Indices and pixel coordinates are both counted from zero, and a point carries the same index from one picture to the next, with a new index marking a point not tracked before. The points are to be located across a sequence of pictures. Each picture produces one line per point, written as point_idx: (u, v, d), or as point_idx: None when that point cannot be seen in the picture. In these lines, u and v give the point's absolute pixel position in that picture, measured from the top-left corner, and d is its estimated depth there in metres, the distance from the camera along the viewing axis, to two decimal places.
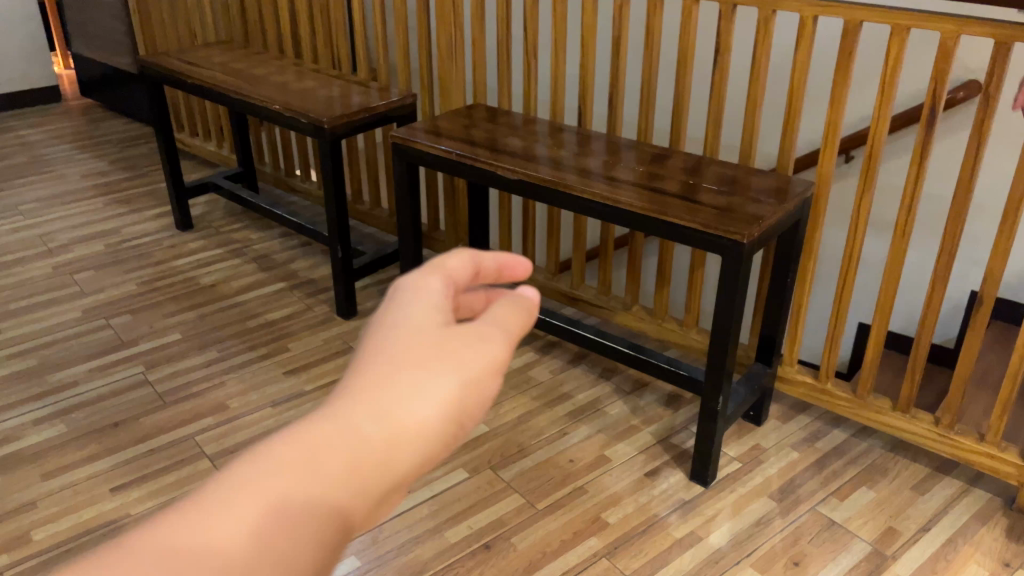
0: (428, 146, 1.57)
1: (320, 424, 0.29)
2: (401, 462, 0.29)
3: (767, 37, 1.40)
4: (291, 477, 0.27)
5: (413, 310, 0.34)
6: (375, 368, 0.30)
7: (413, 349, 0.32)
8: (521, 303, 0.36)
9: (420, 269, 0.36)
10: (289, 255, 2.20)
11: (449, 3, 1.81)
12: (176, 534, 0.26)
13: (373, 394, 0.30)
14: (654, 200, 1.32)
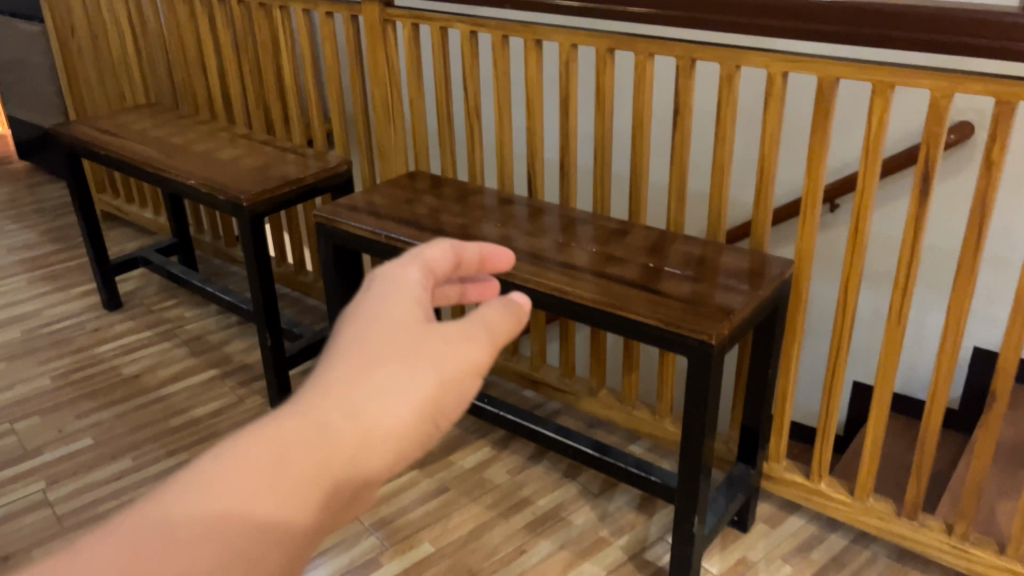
0: (355, 226, 1.38)
1: (317, 402, 0.37)
2: (387, 441, 0.38)
3: (731, 95, 1.23)
4: (296, 444, 0.35)
5: (399, 303, 0.44)
6: (360, 364, 0.39)
7: (404, 340, 0.41)
8: (502, 303, 0.48)
9: (412, 264, 0.47)
10: (224, 336, 2.00)
11: (384, 61, 1.65)
12: (213, 481, 0.33)
13: (365, 383, 0.39)
14: (608, 289, 1.14)
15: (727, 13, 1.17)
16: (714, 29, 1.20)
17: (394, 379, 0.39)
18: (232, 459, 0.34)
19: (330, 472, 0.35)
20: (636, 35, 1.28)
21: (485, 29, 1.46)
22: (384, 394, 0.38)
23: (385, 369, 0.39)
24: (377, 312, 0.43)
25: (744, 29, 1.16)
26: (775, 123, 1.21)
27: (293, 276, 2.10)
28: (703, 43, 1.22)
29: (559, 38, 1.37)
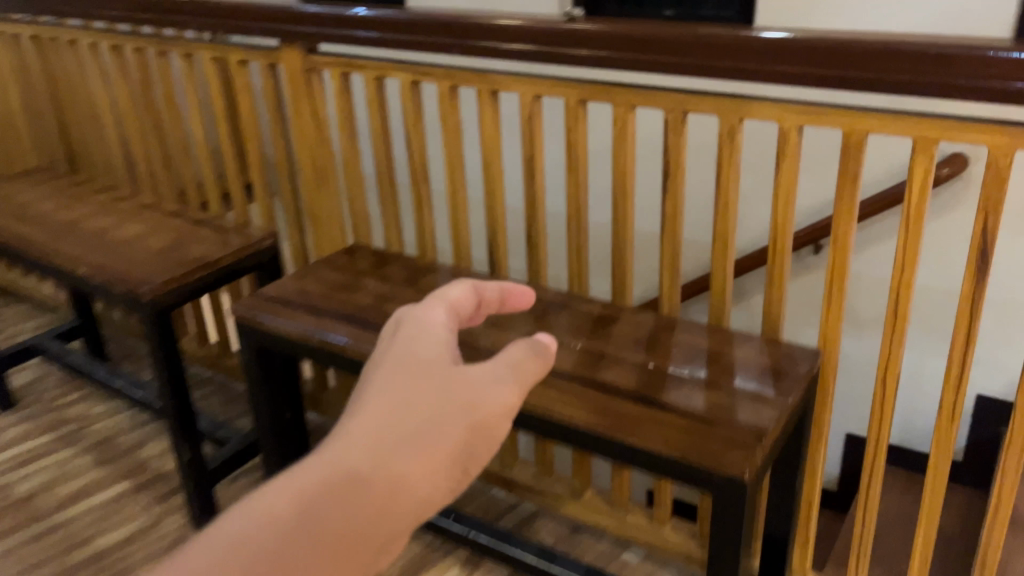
0: (283, 327, 1.13)
1: (366, 429, 0.40)
2: (430, 469, 0.39)
3: (734, 154, 1.02)
4: (349, 465, 0.38)
5: (431, 339, 0.47)
6: (402, 394, 0.42)
7: (436, 368, 0.44)
8: (518, 295, 0.67)
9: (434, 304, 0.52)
10: (138, 436, 1.72)
11: (310, 118, 1.41)
12: (274, 502, 0.36)
13: (409, 410, 0.41)
14: (604, 407, 0.91)
15: (725, 58, 0.96)
16: (710, 76, 0.99)
17: (426, 403, 0.42)
18: (291, 480, 0.37)
19: (371, 486, 0.38)
20: (614, 84, 1.07)
21: (428, 78, 1.23)
22: (421, 416, 0.41)
23: (417, 394, 0.42)
24: (415, 325, 0.49)
25: (747, 76, 0.95)
26: (790, 187, 1.00)
27: (218, 358, 1.84)
28: (698, 93, 1.01)
29: (519, 88, 1.15)
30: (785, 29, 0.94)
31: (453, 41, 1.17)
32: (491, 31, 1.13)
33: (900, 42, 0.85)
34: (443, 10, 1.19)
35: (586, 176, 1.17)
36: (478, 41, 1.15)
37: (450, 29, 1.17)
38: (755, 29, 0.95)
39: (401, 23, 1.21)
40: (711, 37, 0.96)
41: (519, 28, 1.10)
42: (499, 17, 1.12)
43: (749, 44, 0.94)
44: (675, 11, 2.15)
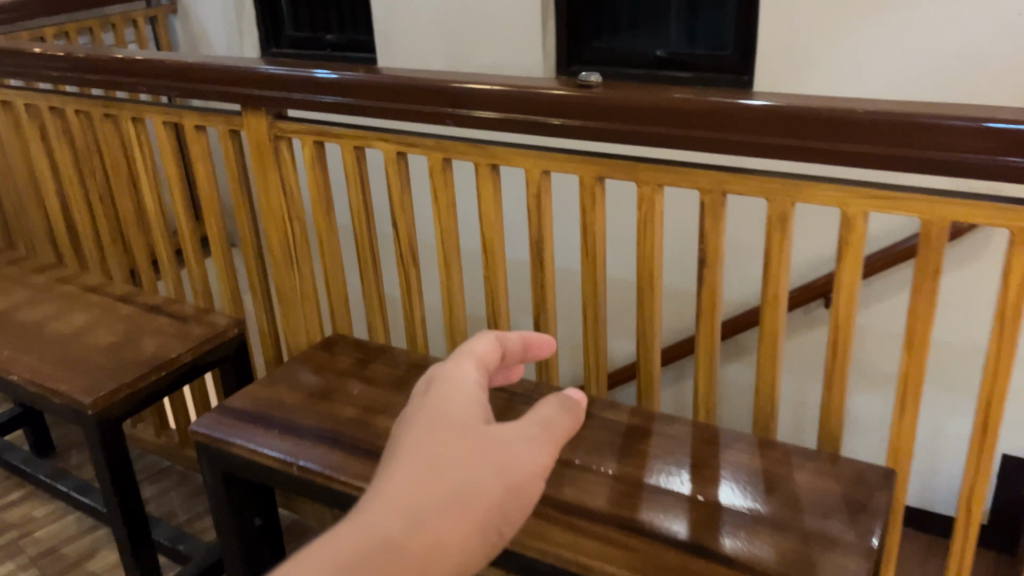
0: (255, 452, 0.95)
1: (401, 489, 0.41)
2: (464, 534, 0.40)
3: (784, 242, 0.88)
4: (382, 529, 0.39)
5: (465, 393, 0.48)
6: (436, 452, 0.43)
7: (471, 427, 0.45)
8: (546, 337, 0.73)
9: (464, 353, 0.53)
10: (87, 544, 1.52)
11: (278, 192, 1.24)
12: (310, 564, 0.37)
13: (444, 470, 0.42)
14: (657, 565, 0.75)
15: (781, 135, 0.83)
16: (755, 155, 0.86)
17: (461, 463, 0.42)
18: (329, 542, 0.38)
19: (403, 551, 0.38)
20: (639, 161, 0.93)
21: (420, 150, 1.08)
22: (457, 479, 0.42)
23: (451, 454, 0.43)
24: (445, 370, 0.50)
25: (808, 155, 0.83)
26: (853, 280, 0.86)
27: (177, 450, 1.65)
28: (738, 172, 0.87)
29: (525, 163, 1.01)
30: (852, 100, 0.82)
31: (445, 110, 1.02)
32: (490, 100, 0.98)
33: (996, 119, 0.74)
34: (433, 75, 1.04)
35: (603, 260, 1.03)
36: (474, 111, 1.00)
37: (442, 96, 1.01)
38: (808, 100, 0.82)
39: (383, 89, 1.05)
40: (764, 110, 0.83)
41: (524, 97, 0.95)
42: (498, 83, 0.97)
43: (811, 119, 0.81)
44: (665, 54, 2.02)
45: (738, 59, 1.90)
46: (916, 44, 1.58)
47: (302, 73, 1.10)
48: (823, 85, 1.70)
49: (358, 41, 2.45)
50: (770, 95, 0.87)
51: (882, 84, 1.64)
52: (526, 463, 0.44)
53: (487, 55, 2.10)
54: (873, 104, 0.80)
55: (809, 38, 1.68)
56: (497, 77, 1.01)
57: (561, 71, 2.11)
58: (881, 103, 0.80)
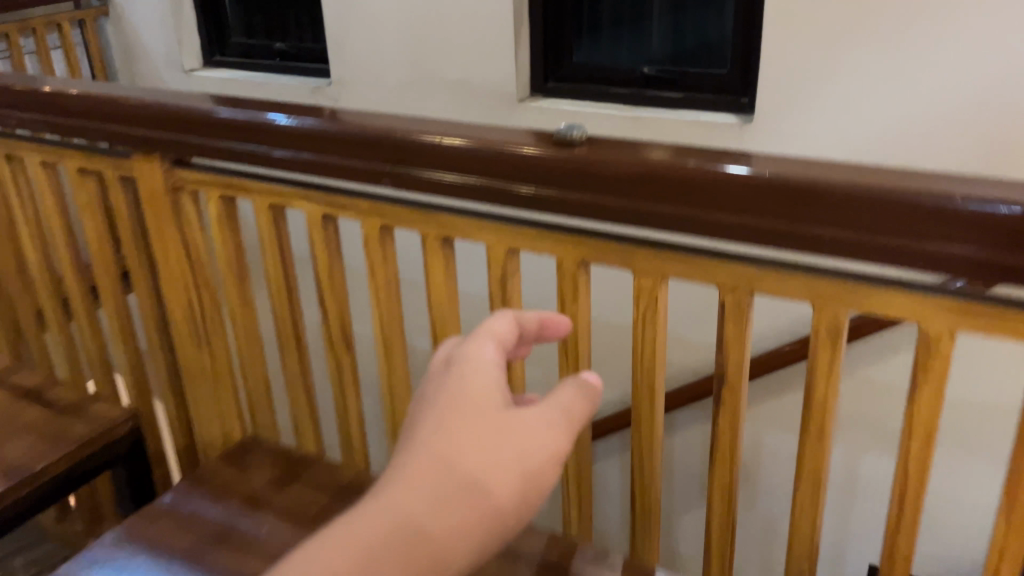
0: None
1: (431, 460, 0.50)
2: (488, 498, 0.50)
3: (839, 357, 0.65)
4: (417, 494, 0.49)
5: (486, 375, 0.55)
6: (462, 430, 0.51)
7: (487, 412, 0.53)
8: (562, 318, 0.64)
9: (481, 334, 0.59)
10: None
11: (180, 255, 1.00)
12: (363, 522, 0.48)
13: (468, 445, 0.51)
14: None
15: (832, 223, 0.59)
16: (794, 247, 0.62)
17: (478, 445, 0.51)
18: (377, 503, 0.49)
19: (437, 509, 0.48)
20: (634, 242, 0.70)
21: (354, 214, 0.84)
22: (474, 460, 0.50)
23: (470, 436, 0.51)
24: (467, 351, 0.57)
25: (867, 254, 0.59)
26: (934, 419, 0.63)
27: (83, 539, 1.42)
28: (772, 264, 0.65)
29: (486, 239, 0.77)
30: (933, 173, 0.59)
31: (381, 167, 0.78)
32: (438, 155, 0.74)
33: None
34: (370, 117, 0.80)
35: (587, 357, 0.81)
36: (418, 168, 0.76)
37: (377, 148, 0.77)
38: (872, 174, 0.59)
39: (300, 137, 0.81)
40: (808, 188, 0.59)
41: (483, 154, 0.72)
42: (448, 134, 0.73)
43: (872, 205, 0.57)
44: (652, 70, 1.78)
45: (736, 78, 1.67)
46: (945, 71, 1.36)
47: (205, 111, 0.86)
48: (832, 117, 1.48)
49: (310, 49, 2.20)
50: (818, 160, 0.64)
51: (900, 112, 1.42)
52: (538, 445, 0.52)
53: (453, 68, 1.87)
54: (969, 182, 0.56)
55: (819, 60, 1.46)
56: (451, 123, 0.78)
57: (535, 87, 1.87)
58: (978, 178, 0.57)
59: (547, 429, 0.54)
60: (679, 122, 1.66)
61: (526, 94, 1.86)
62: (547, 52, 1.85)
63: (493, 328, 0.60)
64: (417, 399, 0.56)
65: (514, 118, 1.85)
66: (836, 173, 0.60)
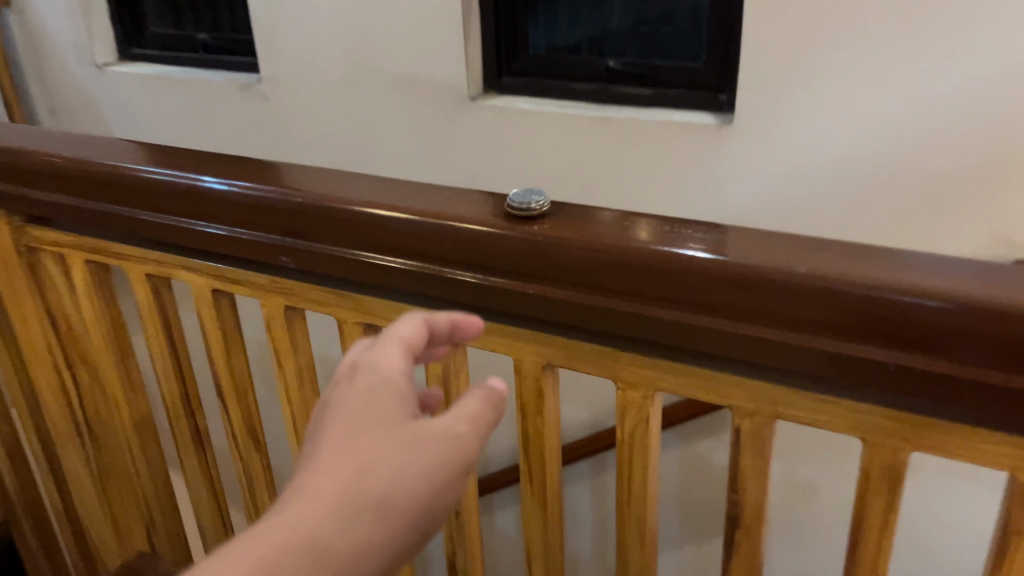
0: None
1: (330, 483, 0.45)
2: (387, 529, 0.46)
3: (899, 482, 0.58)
4: (313, 522, 0.44)
5: (394, 388, 0.51)
6: (365, 450, 0.47)
7: (391, 421, 0.49)
8: (479, 320, 0.59)
9: (389, 340, 0.54)
10: None
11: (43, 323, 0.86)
12: (250, 550, 0.43)
13: (370, 470, 0.46)
14: None
15: (849, 325, 0.53)
16: (797, 348, 0.56)
17: (383, 458, 0.47)
18: (268, 529, 0.44)
19: (333, 535, 0.44)
20: (615, 332, 0.62)
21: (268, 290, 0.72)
22: (379, 474, 0.46)
23: (375, 451, 0.47)
24: (373, 360, 0.53)
25: (884, 363, 0.53)
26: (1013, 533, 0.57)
27: None
28: (771, 362, 0.58)
29: None
30: (959, 266, 0.53)
31: (308, 242, 0.67)
32: (371, 232, 0.64)
33: None
34: (290, 177, 0.68)
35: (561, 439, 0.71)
36: (356, 245, 0.65)
37: (301, 221, 0.66)
38: (867, 265, 0.54)
39: (188, 206, 0.69)
40: (824, 284, 0.53)
41: (436, 232, 0.62)
42: (378, 206, 0.63)
43: (895, 309, 0.51)
44: (618, 63, 1.61)
45: (712, 72, 1.49)
46: (951, 64, 1.23)
47: (77, 164, 0.73)
48: (825, 114, 1.34)
49: (238, 41, 1.98)
50: (823, 243, 0.58)
51: (906, 106, 1.28)
52: (446, 464, 0.49)
53: (396, 63, 1.66)
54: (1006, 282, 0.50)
55: (810, 53, 1.31)
56: (381, 181, 0.68)
57: (488, 83, 1.67)
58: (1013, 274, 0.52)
59: (456, 440, 0.50)
60: (651, 121, 1.49)
61: (478, 90, 1.66)
62: (500, 44, 1.66)
63: (402, 330, 0.55)
64: (317, 412, 0.51)
65: (466, 118, 1.66)
66: (854, 266, 0.53)
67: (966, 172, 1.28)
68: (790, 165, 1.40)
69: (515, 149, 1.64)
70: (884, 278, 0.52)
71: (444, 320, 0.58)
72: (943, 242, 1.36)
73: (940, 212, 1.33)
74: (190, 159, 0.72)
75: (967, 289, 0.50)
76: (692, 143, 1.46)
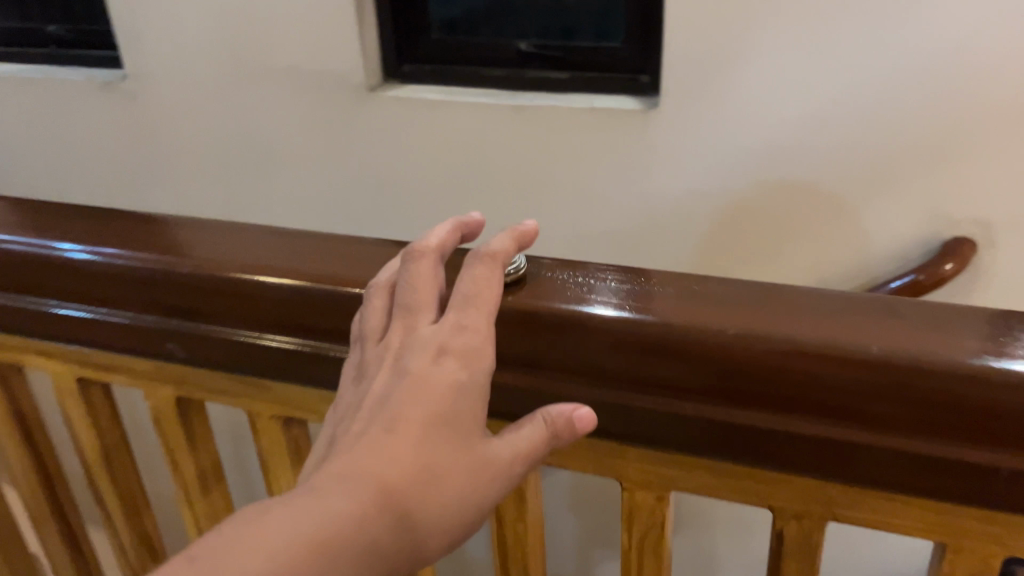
0: None
1: (400, 482, 0.46)
2: (435, 537, 0.47)
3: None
4: (380, 514, 0.45)
5: (476, 384, 0.49)
6: (439, 461, 0.47)
7: (463, 434, 0.49)
8: (530, 235, 0.55)
9: (471, 300, 0.51)
10: None
11: None
12: (319, 525, 0.43)
13: (437, 482, 0.47)
14: None
15: (830, 405, 0.47)
16: (773, 437, 0.49)
17: (451, 473, 0.48)
18: (340, 504, 0.45)
19: (394, 532, 0.46)
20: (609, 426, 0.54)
21: (174, 375, 0.63)
22: (444, 488, 0.47)
23: (446, 465, 0.47)
24: (462, 343, 0.50)
25: (871, 447, 0.47)
26: None
27: None
28: (742, 451, 0.51)
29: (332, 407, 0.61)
30: (943, 323, 0.47)
31: (217, 325, 0.58)
32: (255, 308, 0.56)
33: None
34: (194, 245, 0.58)
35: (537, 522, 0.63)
36: (274, 327, 0.57)
37: (211, 301, 0.57)
38: (851, 326, 0.47)
39: (38, 283, 0.61)
40: (799, 359, 0.47)
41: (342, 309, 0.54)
42: (259, 277, 0.55)
43: (885, 387, 0.45)
44: (530, 46, 1.49)
45: (633, 54, 1.41)
46: (896, 41, 1.19)
47: None
48: (755, 94, 1.28)
49: (93, 31, 1.74)
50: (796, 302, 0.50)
51: (844, 81, 1.23)
52: (505, 484, 0.50)
53: (283, 54, 1.49)
54: (1002, 344, 0.45)
55: (740, 29, 1.24)
56: (276, 237, 0.60)
57: (388, 72, 1.52)
58: (1007, 332, 0.46)
59: (518, 463, 0.50)
60: (572, 109, 1.38)
61: (377, 82, 1.51)
62: (398, 29, 1.52)
63: (488, 293, 0.51)
64: (396, 379, 0.49)
65: (366, 112, 1.50)
66: (832, 333, 0.47)
67: (908, 153, 1.26)
68: (726, 152, 1.34)
69: (426, 146, 1.51)
70: (868, 349, 0.46)
71: (512, 249, 0.54)
72: (882, 222, 1.33)
73: (880, 193, 1.31)
74: (79, 225, 0.62)
75: (961, 359, 0.44)
76: (616, 132, 1.38)
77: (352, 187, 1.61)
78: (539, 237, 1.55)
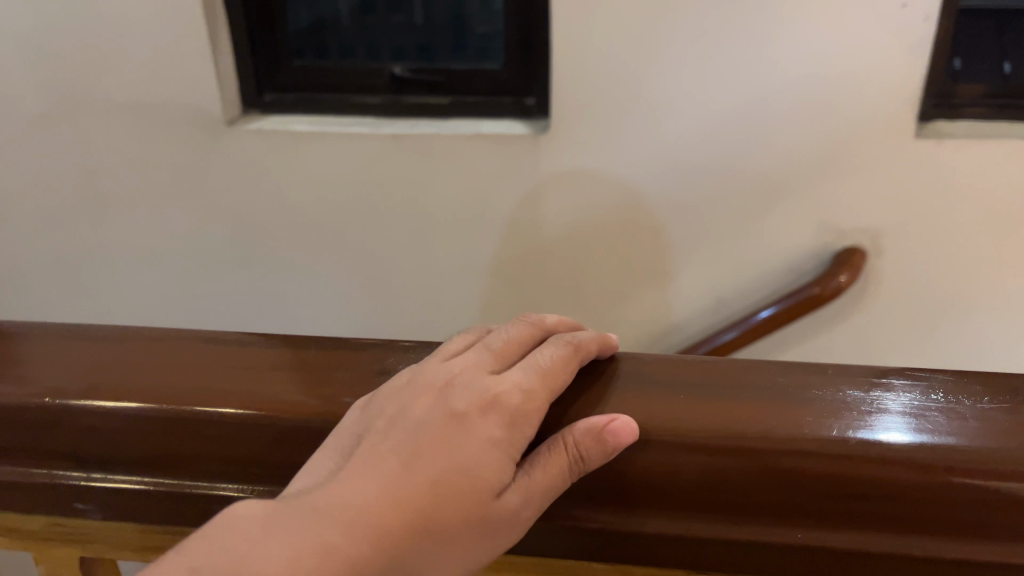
0: None
1: (393, 513, 0.33)
2: None
3: None
4: (363, 549, 0.32)
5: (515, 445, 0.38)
6: (444, 500, 0.35)
7: (478, 487, 0.36)
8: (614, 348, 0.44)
9: (531, 371, 0.40)
10: None
11: None
12: (283, 555, 0.31)
13: (435, 525, 0.34)
14: None
15: (708, 502, 0.37)
16: (657, 549, 0.39)
17: (453, 515, 0.35)
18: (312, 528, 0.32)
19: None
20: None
21: (38, 542, 0.48)
22: (439, 535, 0.34)
23: (449, 507, 0.35)
24: (517, 401, 0.38)
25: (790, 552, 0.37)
26: None
27: None
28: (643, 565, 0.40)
29: None
30: (832, 393, 0.39)
31: (81, 472, 0.43)
32: (144, 441, 0.42)
33: None
34: (54, 368, 0.44)
35: None
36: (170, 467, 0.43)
37: (71, 441, 0.42)
38: (777, 406, 0.38)
39: None
40: (662, 451, 0.37)
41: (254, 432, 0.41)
42: (142, 408, 0.42)
43: (808, 477, 0.36)
44: (404, 70, 1.40)
45: (515, 77, 1.36)
46: (785, 57, 1.18)
47: None
48: (646, 117, 1.25)
49: None
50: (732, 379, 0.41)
51: (734, 100, 1.22)
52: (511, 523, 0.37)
53: (122, 86, 1.32)
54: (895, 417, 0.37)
55: (628, 57, 1.20)
56: (171, 350, 0.46)
57: (247, 102, 1.39)
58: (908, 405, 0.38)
59: (536, 503, 0.37)
60: (455, 135, 1.31)
61: (236, 113, 1.37)
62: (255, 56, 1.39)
63: (555, 375, 0.40)
64: (432, 409, 0.38)
65: (224, 146, 1.35)
66: (698, 416, 0.38)
67: (801, 164, 1.26)
68: (619, 173, 1.30)
69: (296, 179, 1.38)
70: (744, 433, 0.37)
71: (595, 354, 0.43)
72: (775, 236, 1.33)
73: (774, 208, 1.30)
74: None
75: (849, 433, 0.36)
76: (504, 158, 1.31)
77: (211, 229, 1.45)
78: (426, 270, 1.45)
